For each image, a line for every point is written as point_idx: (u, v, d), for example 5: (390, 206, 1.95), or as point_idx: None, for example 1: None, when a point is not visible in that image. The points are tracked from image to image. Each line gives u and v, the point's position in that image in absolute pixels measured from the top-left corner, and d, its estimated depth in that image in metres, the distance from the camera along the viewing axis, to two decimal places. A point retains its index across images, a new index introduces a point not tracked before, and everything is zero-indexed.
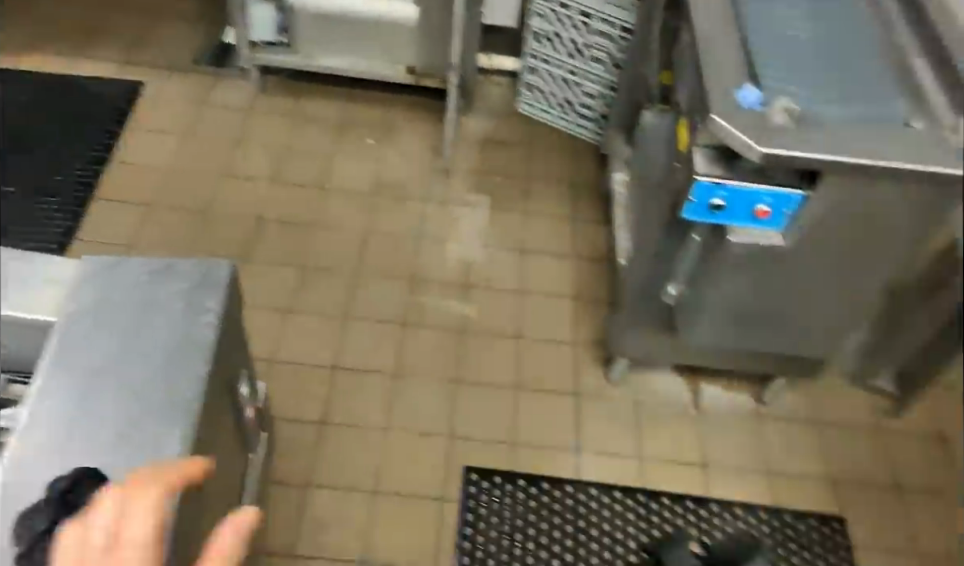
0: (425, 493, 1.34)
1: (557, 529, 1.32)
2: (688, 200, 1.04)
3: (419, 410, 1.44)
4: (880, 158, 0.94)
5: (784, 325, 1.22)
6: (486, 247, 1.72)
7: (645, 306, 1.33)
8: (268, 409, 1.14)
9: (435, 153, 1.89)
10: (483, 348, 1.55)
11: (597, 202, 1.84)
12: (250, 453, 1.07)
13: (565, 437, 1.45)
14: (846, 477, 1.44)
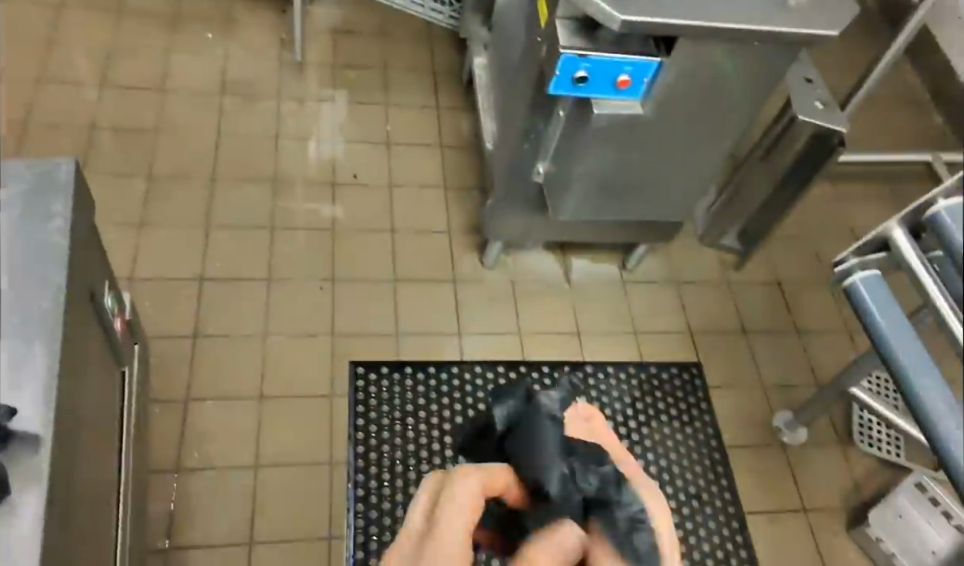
0: (313, 392, 1.36)
1: (446, 409, 1.36)
2: (553, 74, 1.03)
3: (297, 312, 1.43)
4: (719, 22, 0.99)
5: (644, 189, 1.27)
6: (348, 142, 1.68)
7: (513, 191, 1.35)
8: (136, 321, 1.10)
9: (284, 46, 1.79)
10: (355, 244, 1.54)
11: (458, 89, 1.82)
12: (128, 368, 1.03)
13: (446, 323, 1.49)
14: (704, 331, 1.57)
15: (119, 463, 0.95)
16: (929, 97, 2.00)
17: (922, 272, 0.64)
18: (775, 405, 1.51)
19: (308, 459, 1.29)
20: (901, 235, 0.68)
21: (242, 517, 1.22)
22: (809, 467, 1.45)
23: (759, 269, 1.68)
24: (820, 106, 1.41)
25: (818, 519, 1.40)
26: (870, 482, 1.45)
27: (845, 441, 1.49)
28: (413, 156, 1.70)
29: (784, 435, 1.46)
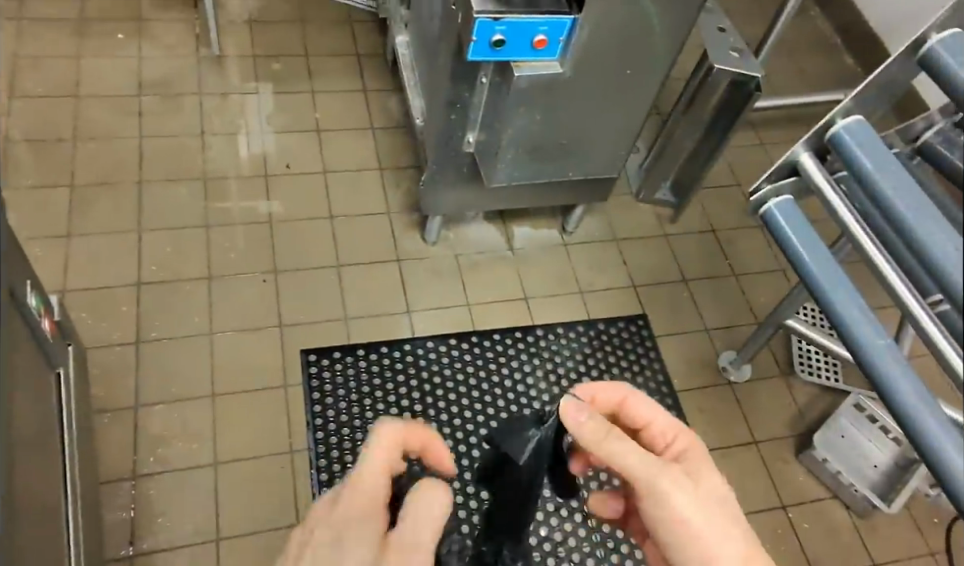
0: (266, 384, 1.35)
1: (403, 386, 1.39)
2: (471, 40, 1.04)
3: (242, 307, 1.42)
4: None
5: (578, 150, 1.28)
6: (277, 133, 1.67)
7: (446, 161, 1.32)
8: (68, 325, 1.07)
9: (200, 41, 1.76)
10: (293, 233, 1.53)
11: (383, 69, 1.81)
12: (62, 375, 1.01)
13: (394, 301, 1.49)
14: (647, 284, 1.61)
15: (63, 476, 0.93)
16: (841, 40, 2.06)
17: (830, 193, 0.69)
18: (719, 347, 1.57)
19: (268, 450, 1.29)
20: (808, 157, 0.72)
21: (205, 514, 1.22)
22: (755, 402, 1.51)
23: (694, 219, 1.72)
24: (736, 55, 1.45)
25: (768, 450, 1.46)
26: (814, 409, 1.52)
27: (787, 373, 1.55)
28: (344, 141, 1.68)
29: (730, 374, 1.53)
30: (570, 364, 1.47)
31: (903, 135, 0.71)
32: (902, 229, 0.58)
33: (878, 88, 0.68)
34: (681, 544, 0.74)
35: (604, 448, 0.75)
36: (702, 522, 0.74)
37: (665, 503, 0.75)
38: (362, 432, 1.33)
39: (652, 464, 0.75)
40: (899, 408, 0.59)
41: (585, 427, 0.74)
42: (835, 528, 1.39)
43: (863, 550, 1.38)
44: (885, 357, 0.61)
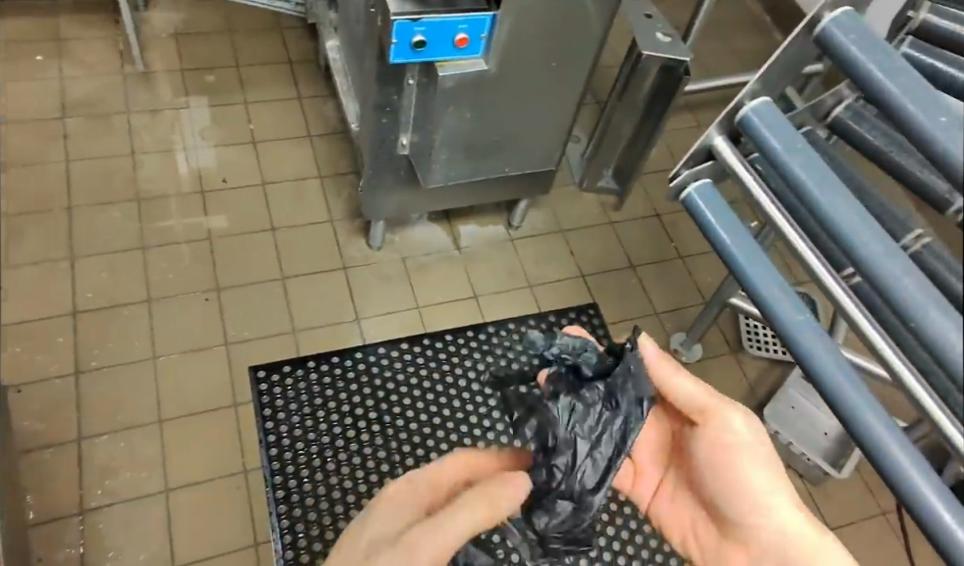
0: (215, 405, 1.33)
1: (356, 394, 1.37)
2: (391, 43, 1.03)
3: (186, 328, 1.39)
4: None
5: (514, 146, 1.28)
6: (211, 147, 1.63)
7: (382, 165, 1.31)
8: None
9: (124, 58, 1.71)
10: (234, 248, 1.51)
11: (316, 74, 1.78)
12: None
13: (343, 309, 1.48)
14: (595, 273, 1.62)
15: None
16: (770, 17, 2.09)
17: (745, 173, 0.74)
18: (670, 330, 1.59)
19: (223, 470, 1.28)
20: (721, 140, 0.76)
21: (161, 541, 1.20)
22: (707, 381, 1.54)
23: (638, 205, 1.74)
24: (663, 40, 1.45)
25: None
26: (764, 383, 1.56)
27: (736, 349, 1.59)
28: (282, 151, 1.66)
29: (682, 355, 1.55)
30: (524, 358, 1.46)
31: (813, 113, 0.75)
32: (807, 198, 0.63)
33: (784, 66, 0.71)
34: (733, 467, 0.81)
35: (667, 383, 0.82)
36: (748, 450, 0.80)
37: (723, 426, 0.81)
38: (317, 444, 1.31)
39: (712, 393, 0.82)
40: (822, 379, 0.61)
41: (658, 361, 0.82)
42: None
43: (817, 516, 1.43)
44: (806, 332, 0.63)
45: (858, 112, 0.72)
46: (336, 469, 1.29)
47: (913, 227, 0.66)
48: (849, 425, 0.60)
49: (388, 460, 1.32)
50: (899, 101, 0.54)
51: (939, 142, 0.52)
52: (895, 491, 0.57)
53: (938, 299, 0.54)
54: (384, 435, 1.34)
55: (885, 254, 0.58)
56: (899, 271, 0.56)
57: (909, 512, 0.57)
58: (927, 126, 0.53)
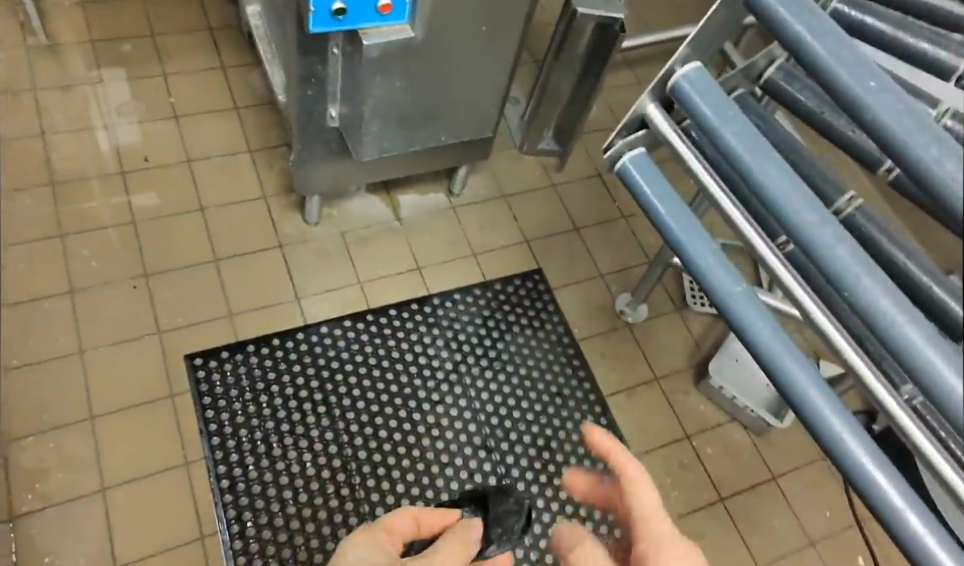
0: (151, 398, 1.28)
1: (300, 376, 1.34)
2: (310, 11, 0.98)
3: (114, 319, 1.33)
4: None
5: (449, 112, 1.24)
6: (130, 123, 1.54)
7: (312, 138, 1.25)
8: None
9: (27, 30, 1.60)
10: (161, 230, 1.44)
11: (239, 41, 1.69)
12: None
13: (281, 289, 1.43)
14: (539, 238, 1.60)
15: None
16: None
17: (677, 141, 0.80)
18: (615, 291, 1.58)
19: (162, 463, 1.23)
20: (653, 108, 0.82)
21: (100, 541, 1.16)
22: (654, 340, 1.54)
23: (580, 165, 1.71)
24: None
25: (670, 385, 1.50)
26: (709, 339, 1.57)
27: (681, 306, 1.59)
28: (206, 125, 1.57)
29: (628, 316, 1.54)
30: (470, 328, 1.46)
31: (747, 75, 0.86)
32: (738, 163, 0.72)
33: (718, 30, 0.76)
34: None
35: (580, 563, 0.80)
36: None
37: None
38: (262, 430, 1.28)
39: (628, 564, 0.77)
40: (750, 339, 0.73)
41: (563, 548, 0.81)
42: (737, 450, 1.46)
43: (763, 466, 1.45)
44: (739, 300, 0.75)
45: (789, 73, 0.85)
46: (283, 454, 1.27)
47: (845, 189, 0.80)
48: (774, 375, 0.72)
49: (336, 441, 1.30)
50: (833, 70, 0.65)
51: (870, 106, 0.62)
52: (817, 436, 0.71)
53: (867, 264, 0.66)
54: (331, 416, 1.32)
55: (820, 220, 0.68)
56: (832, 239, 0.67)
57: (820, 442, 0.70)
58: (861, 93, 0.63)
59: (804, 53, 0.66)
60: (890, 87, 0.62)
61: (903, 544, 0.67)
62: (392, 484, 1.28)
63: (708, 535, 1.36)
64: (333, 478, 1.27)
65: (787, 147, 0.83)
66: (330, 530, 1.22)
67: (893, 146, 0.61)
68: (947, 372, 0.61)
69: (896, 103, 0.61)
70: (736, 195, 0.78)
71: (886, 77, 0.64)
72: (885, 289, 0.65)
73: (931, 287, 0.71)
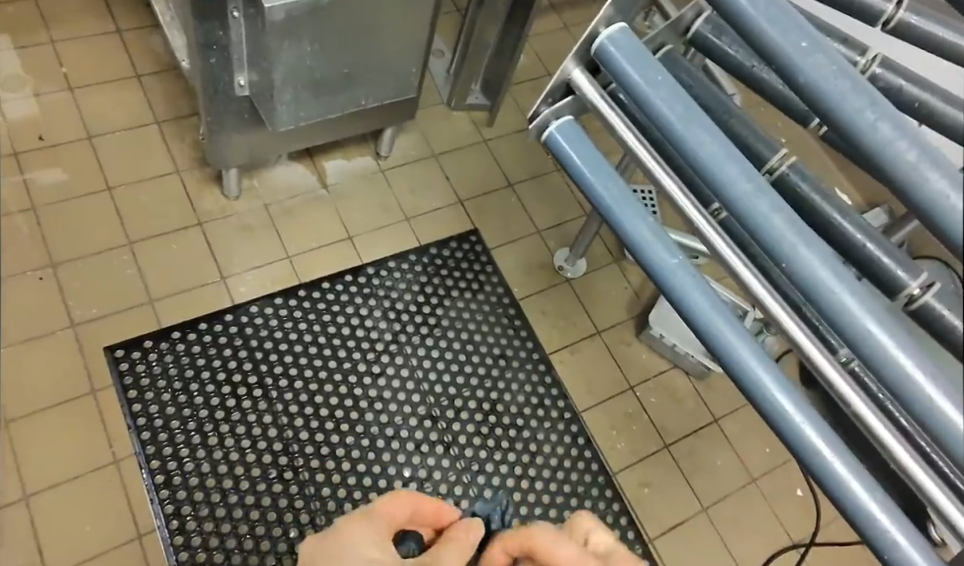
0: (71, 395, 1.20)
1: (231, 360, 1.28)
2: None
3: (24, 314, 1.24)
4: None
5: (364, 72, 1.16)
6: (23, 96, 1.42)
7: (222, 108, 1.16)
8: None
9: None
10: (66, 214, 1.34)
11: (134, 2, 1.56)
12: None
13: (202, 268, 1.35)
14: (473, 196, 1.55)
15: None
16: None
17: (606, 109, 0.77)
18: (552, 246, 1.55)
19: (89, 463, 1.17)
20: (578, 73, 0.78)
21: (28, 550, 1.09)
22: (594, 293, 1.53)
23: (511, 118, 1.66)
24: None
25: (611, 337, 1.49)
26: (647, 288, 1.56)
27: (620, 258, 1.58)
28: (106, 96, 1.46)
29: (567, 272, 1.52)
30: (408, 296, 1.41)
31: (675, 29, 0.82)
32: (667, 129, 0.69)
33: None
34: None
35: None
36: None
37: None
38: (195, 419, 1.22)
39: None
40: (688, 311, 0.73)
41: None
42: (679, 396, 1.47)
43: (705, 410, 1.47)
44: (676, 273, 0.74)
45: (716, 26, 0.81)
46: (219, 442, 1.21)
47: (776, 146, 0.77)
48: (710, 344, 0.72)
49: (275, 424, 1.25)
50: (762, 29, 0.61)
51: (801, 67, 0.59)
52: (756, 405, 0.70)
53: (803, 231, 0.64)
54: (267, 399, 1.26)
55: (754, 190, 0.65)
56: (768, 208, 0.65)
57: (759, 410, 0.70)
58: (792, 55, 0.60)
59: (732, 11, 0.63)
60: (822, 49, 0.59)
61: (841, 504, 0.66)
62: (336, 463, 1.24)
63: (654, 483, 1.37)
64: (274, 462, 1.22)
65: (719, 107, 0.80)
66: (275, 515, 1.19)
67: (825, 110, 0.58)
68: (884, 339, 0.59)
69: (827, 64, 0.58)
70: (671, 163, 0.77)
71: (820, 35, 0.61)
72: (822, 257, 0.63)
73: (865, 246, 0.69)
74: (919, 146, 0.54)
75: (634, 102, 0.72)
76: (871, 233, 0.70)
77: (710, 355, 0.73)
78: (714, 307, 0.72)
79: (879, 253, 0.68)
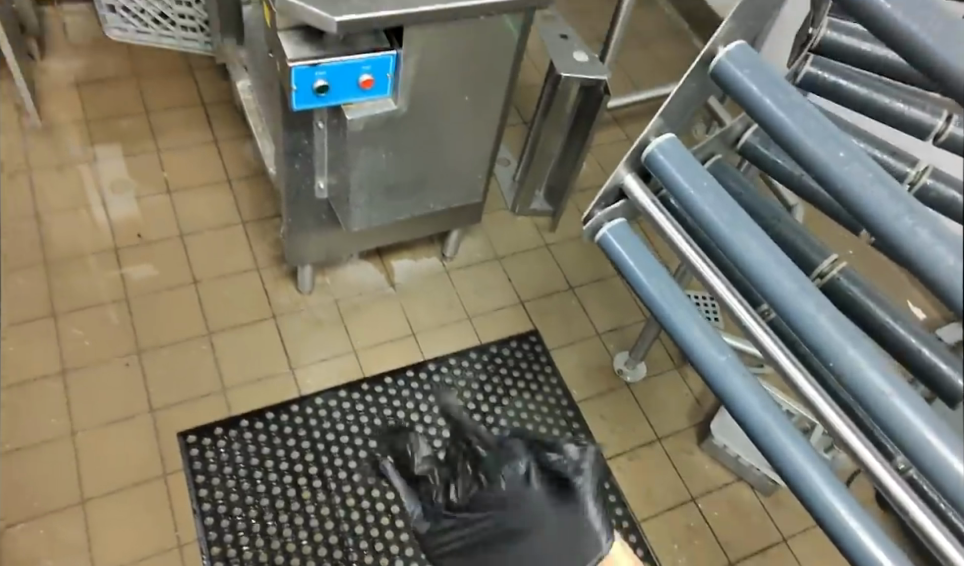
0: (144, 477, 1.26)
1: (294, 450, 1.32)
2: (293, 90, 1.01)
3: (108, 397, 1.33)
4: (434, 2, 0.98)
5: (435, 177, 1.25)
6: (130, 197, 1.56)
7: (302, 210, 1.25)
8: None
9: (22, 114, 1.63)
10: (155, 305, 1.44)
11: (232, 115, 1.72)
12: None
13: (276, 360, 1.42)
14: (534, 298, 1.59)
15: None
16: (689, 25, 2.17)
17: (657, 213, 0.82)
18: (612, 349, 1.56)
19: (153, 545, 1.21)
20: (631, 178, 0.84)
21: None
22: (654, 399, 1.52)
23: (573, 224, 1.72)
24: (580, 60, 1.45)
25: (671, 444, 1.47)
26: (709, 395, 1.54)
27: (680, 364, 1.58)
28: (200, 199, 1.59)
29: (627, 375, 1.53)
30: (468, 394, 1.44)
31: (724, 139, 0.87)
32: (716, 232, 0.73)
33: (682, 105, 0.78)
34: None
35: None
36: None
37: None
38: (257, 507, 1.26)
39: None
40: (739, 411, 0.74)
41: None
42: (745, 510, 1.42)
43: (772, 526, 1.41)
44: (728, 370, 0.75)
45: (764, 138, 0.85)
46: (278, 532, 1.24)
47: (828, 253, 0.79)
48: (764, 444, 0.73)
49: (332, 516, 1.27)
50: (802, 141, 0.65)
51: (841, 175, 0.62)
52: (813, 508, 0.71)
53: (850, 333, 0.65)
54: (326, 490, 1.29)
55: (799, 291, 0.67)
56: (814, 308, 0.66)
57: (816, 515, 0.71)
58: (830, 163, 0.63)
59: (775, 124, 0.67)
60: (858, 157, 0.62)
61: None
62: (389, 559, 1.24)
63: None
64: (329, 555, 1.23)
65: (770, 213, 0.82)
66: None
67: (866, 215, 0.61)
68: (934, 442, 0.60)
69: (865, 172, 0.62)
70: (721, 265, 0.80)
71: (858, 146, 0.64)
72: (870, 358, 0.64)
73: (920, 350, 0.69)
74: (957, 251, 0.56)
75: (685, 208, 0.76)
76: (927, 338, 0.69)
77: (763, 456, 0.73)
78: (767, 409, 0.73)
79: (936, 359, 0.67)
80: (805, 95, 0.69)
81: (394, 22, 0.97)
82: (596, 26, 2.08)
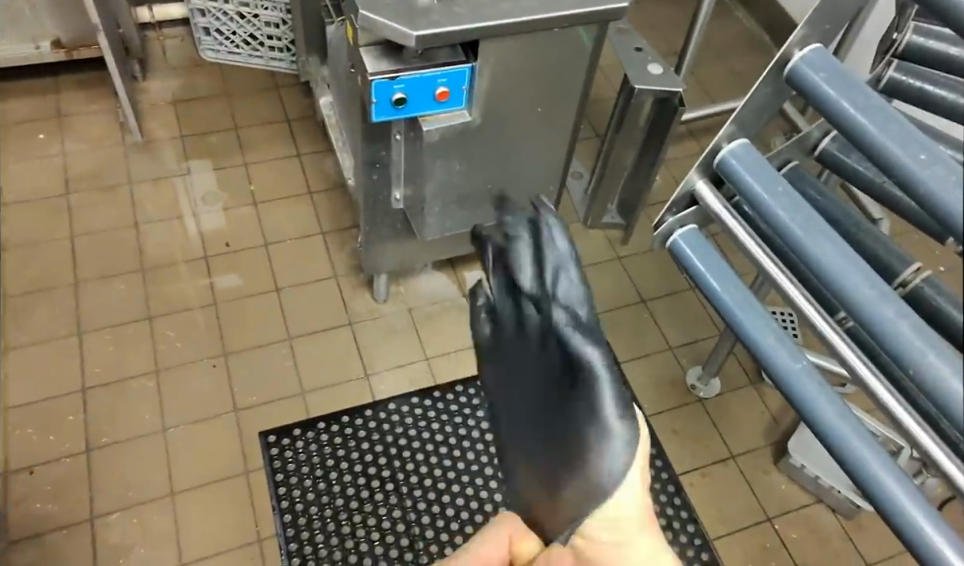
0: (225, 475, 1.32)
1: (368, 453, 1.35)
2: (372, 103, 1.05)
3: (196, 397, 1.40)
4: (508, 17, 1.01)
5: (508, 187, 1.27)
6: (220, 208, 1.65)
7: (378, 220, 1.30)
8: None
9: (124, 130, 1.75)
10: (241, 311, 1.51)
11: (315, 130, 1.80)
12: None
13: (352, 365, 1.46)
14: (605, 311, 1.60)
15: None
16: (770, 38, 2.14)
17: (730, 220, 0.82)
18: (685, 364, 1.55)
19: (234, 542, 1.26)
20: (703, 184, 0.84)
21: None
22: (728, 416, 1.50)
23: (647, 238, 1.71)
24: (654, 73, 1.46)
25: (747, 462, 1.44)
26: (787, 414, 1.50)
27: (756, 381, 1.55)
28: (284, 211, 1.66)
29: (700, 390, 1.51)
30: None
31: (801, 147, 0.87)
32: (792, 238, 0.72)
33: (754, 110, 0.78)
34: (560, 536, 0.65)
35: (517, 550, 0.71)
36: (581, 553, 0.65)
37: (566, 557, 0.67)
38: (332, 507, 1.29)
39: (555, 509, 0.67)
40: (815, 421, 0.73)
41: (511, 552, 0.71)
42: (826, 534, 1.37)
43: (856, 553, 1.36)
44: (804, 378, 0.74)
45: (843, 144, 0.84)
46: (351, 532, 1.27)
47: (911, 261, 0.75)
48: (841, 457, 0.72)
49: (403, 519, 1.29)
50: (884, 144, 0.64)
51: (922, 178, 0.61)
52: (894, 524, 0.69)
53: (933, 340, 0.62)
54: (398, 493, 1.32)
55: (880, 297, 0.65)
56: (894, 314, 0.64)
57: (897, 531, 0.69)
58: (911, 167, 0.62)
59: (853, 128, 0.66)
60: (942, 159, 0.61)
61: None
62: None
63: None
64: (402, 556, 1.25)
65: (848, 220, 0.81)
66: None
67: (947, 219, 0.60)
68: None
69: (948, 175, 0.60)
70: (796, 274, 0.79)
71: (941, 148, 0.63)
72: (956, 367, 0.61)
73: None
74: None
75: (759, 214, 0.76)
76: None
77: (840, 466, 0.72)
78: (847, 421, 0.71)
79: None
80: (887, 99, 0.68)
81: (472, 36, 1.00)
82: (671, 40, 2.08)
